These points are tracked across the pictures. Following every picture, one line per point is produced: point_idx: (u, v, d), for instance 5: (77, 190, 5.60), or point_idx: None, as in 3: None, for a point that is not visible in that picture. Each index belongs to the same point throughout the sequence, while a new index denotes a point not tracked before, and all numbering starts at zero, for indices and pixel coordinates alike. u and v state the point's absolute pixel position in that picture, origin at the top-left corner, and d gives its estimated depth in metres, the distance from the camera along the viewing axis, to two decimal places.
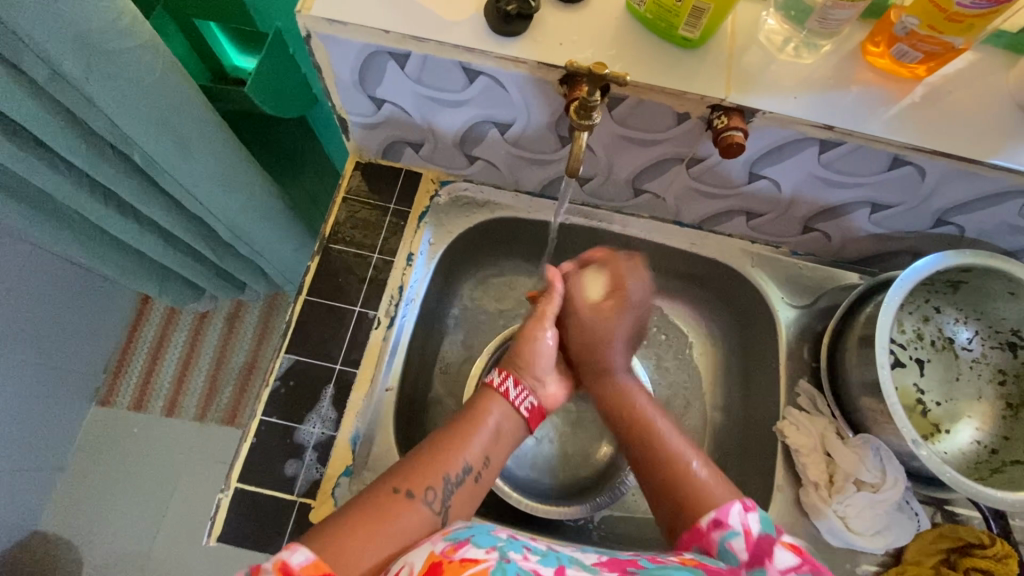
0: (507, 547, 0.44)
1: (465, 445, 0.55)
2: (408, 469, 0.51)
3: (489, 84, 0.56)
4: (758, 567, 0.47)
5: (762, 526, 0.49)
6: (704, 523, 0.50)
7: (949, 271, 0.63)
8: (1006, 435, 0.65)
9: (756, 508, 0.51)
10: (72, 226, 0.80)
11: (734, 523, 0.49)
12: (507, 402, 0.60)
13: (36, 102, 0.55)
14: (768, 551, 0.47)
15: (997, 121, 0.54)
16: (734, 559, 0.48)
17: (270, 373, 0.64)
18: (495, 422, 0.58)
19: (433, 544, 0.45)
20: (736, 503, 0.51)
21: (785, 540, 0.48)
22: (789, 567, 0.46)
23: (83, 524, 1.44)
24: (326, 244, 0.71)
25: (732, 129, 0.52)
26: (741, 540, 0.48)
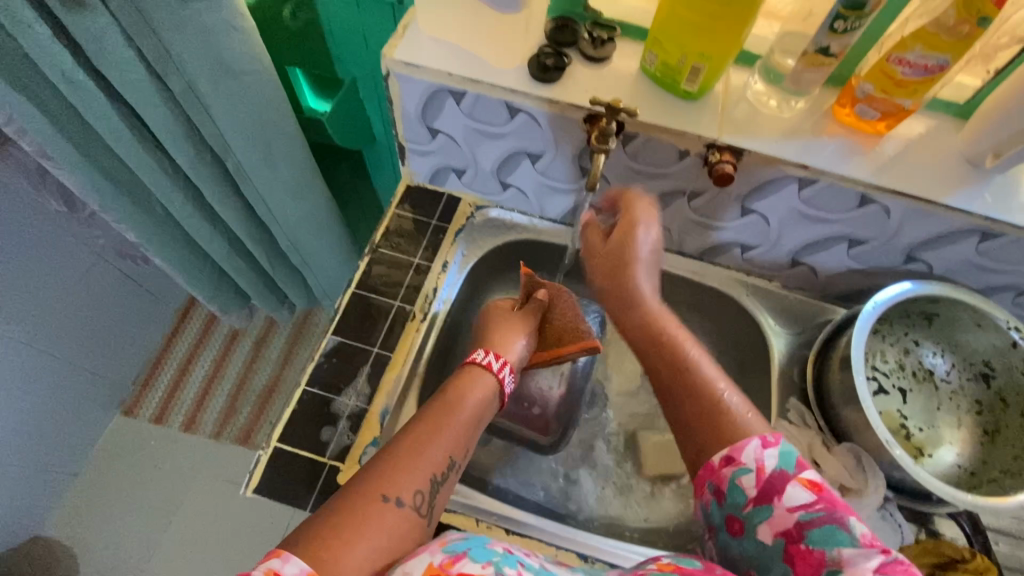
0: (502, 561, 0.45)
1: (447, 439, 0.55)
2: (390, 472, 0.51)
3: (526, 120, 0.69)
4: (766, 504, 0.50)
5: (777, 463, 0.50)
6: (716, 460, 0.53)
7: (920, 302, 0.71)
8: (984, 459, 0.70)
9: (777, 444, 0.52)
10: (158, 225, 0.93)
11: (747, 461, 0.51)
12: (493, 377, 0.63)
13: (167, 110, 0.68)
14: (779, 490, 0.49)
15: (948, 171, 0.65)
16: (742, 495, 0.51)
17: (317, 350, 0.73)
18: (479, 397, 0.60)
19: (431, 554, 0.45)
20: (755, 439, 0.52)
21: (801, 477, 0.49)
22: (799, 506, 0.48)
23: (88, 531, 1.45)
24: (375, 248, 0.82)
25: (724, 161, 0.64)
26: (751, 477, 0.50)
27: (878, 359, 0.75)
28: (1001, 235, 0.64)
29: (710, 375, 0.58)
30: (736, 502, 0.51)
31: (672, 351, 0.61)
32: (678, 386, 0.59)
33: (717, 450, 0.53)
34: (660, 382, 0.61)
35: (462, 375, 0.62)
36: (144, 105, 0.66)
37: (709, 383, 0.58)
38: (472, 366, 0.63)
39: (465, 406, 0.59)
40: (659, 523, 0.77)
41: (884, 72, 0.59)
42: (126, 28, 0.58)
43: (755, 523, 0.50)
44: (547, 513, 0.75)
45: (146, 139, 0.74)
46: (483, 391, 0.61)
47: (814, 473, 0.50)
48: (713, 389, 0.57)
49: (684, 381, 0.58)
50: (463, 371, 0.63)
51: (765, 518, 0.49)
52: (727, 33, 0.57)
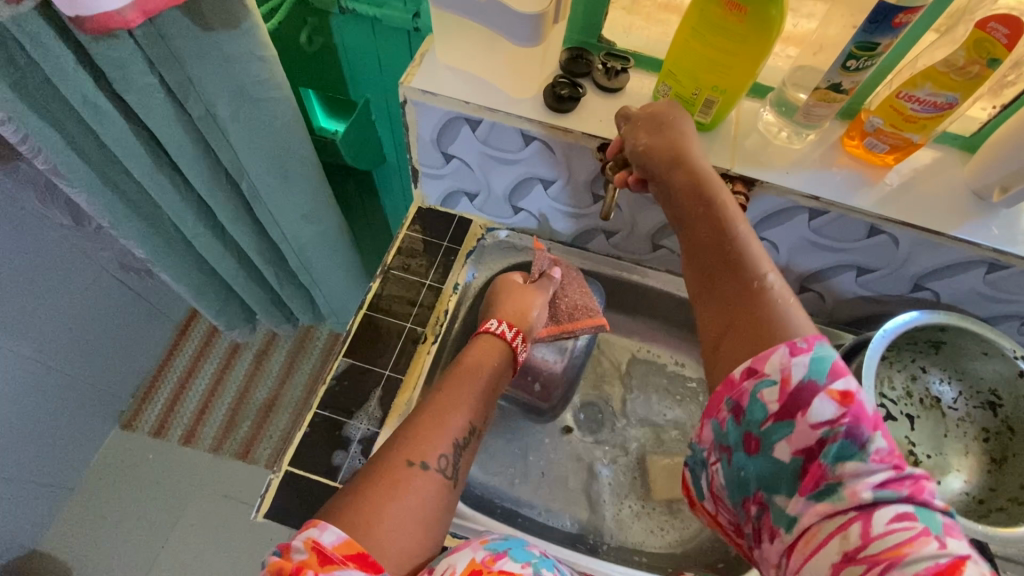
0: (541, 564, 0.45)
1: (466, 402, 0.58)
2: (414, 439, 0.53)
3: (540, 147, 0.70)
4: (789, 420, 0.42)
5: (808, 374, 0.42)
6: (737, 373, 0.45)
7: (929, 330, 0.72)
8: (992, 488, 0.71)
9: (809, 350, 0.43)
10: (169, 243, 0.93)
11: (771, 371, 0.43)
12: (504, 343, 0.66)
13: (185, 133, 0.69)
14: (804, 404, 0.42)
15: (955, 203, 0.66)
16: (762, 410, 0.44)
17: (329, 372, 0.74)
18: (490, 362, 0.63)
19: (473, 550, 0.45)
20: (782, 346, 0.44)
21: (830, 388, 0.42)
22: (823, 422, 0.41)
23: (83, 546, 1.43)
24: (386, 269, 0.82)
25: (736, 192, 0.65)
26: (775, 391, 0.43)
27: (885, 385, 0.76)
28: (1007, 266, 0.65)
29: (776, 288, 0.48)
30: (755, 418, 0.44)
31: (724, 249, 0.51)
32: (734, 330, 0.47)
33: (739, 362, 0.46)
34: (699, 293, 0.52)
35: (474, 346, 0.65)
36: (163, 129, 0.67)
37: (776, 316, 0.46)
38: (486, 335, 0.66)
39: (480, 373, 0.61)
40: (666, 547, 0.77)
41: (894, 106, 0.61)
42: (150, 56, 0.59)
43: (773, 440, 0.43)
44: (556, 537, 0.75)
45: (162, 160, 0.75)
46: (497, 357, 0.65)
47: (851, 382, 0.42)
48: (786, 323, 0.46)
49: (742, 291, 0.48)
50: (475, 342, 0.66)
51: (786, 434, 0.43)
52: (741, 68, 0.58)
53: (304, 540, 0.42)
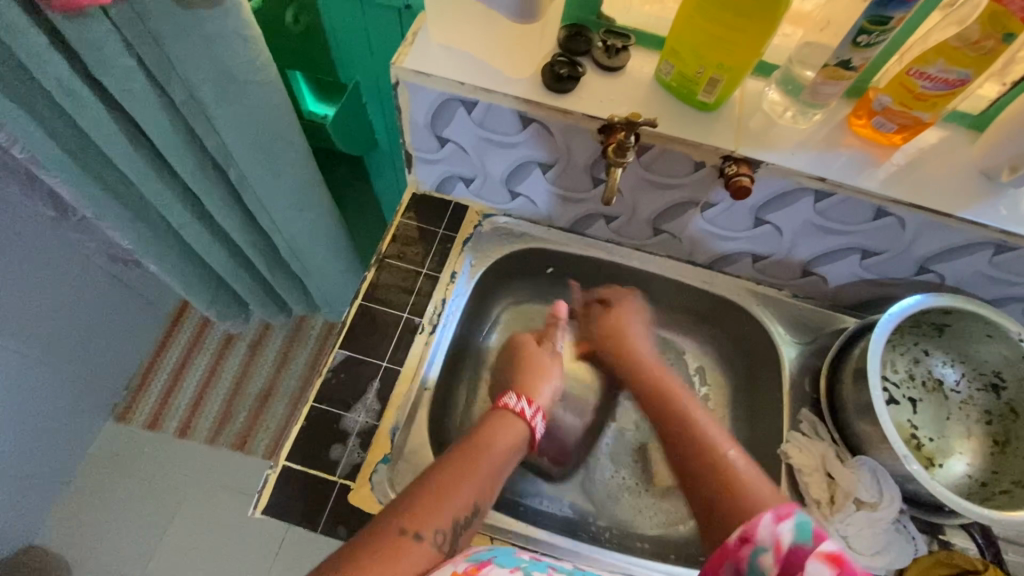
0: (530, 567, 0.49)
1: (472, 486, 0.57)
2: (415, 507, 0.53)
3: (539, 130, 0.68)
4: None
5: (796, 536, 0.44)
6: (733, 540, 0.47)
7: (933, 313, 0.71)
8: (995, 470, 0.70)
9: (791, 516, 0.45)
10: (156, 233, 0.90)
11: (761, 539, 0.45)
12: (522, 424, 0.66)
13: (167, 119, 0.66)
14: (801, 564, 0.42)
15: (963, 184, 0.65)
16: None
17: (324, 364, 0.72)
18: (506, 447, 0.63)
19: (457, 563, 0.48)
20: (766, 514, 0.46)
21: (820, 550, 0.42)
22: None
23: (82, 539, 1.42)
24: (381, 258, 0.80)
25: (741, 174, 0.63)
26: (771, 556, 0.44)
27: (888, 369, 0.76)
28: (1016, 248, 0.64)
29: (736, 459, 0.60)
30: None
31: (672, 409, 0.69)
32: (689, 441, 0.64)
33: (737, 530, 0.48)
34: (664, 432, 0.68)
35: (489, 420, 0.65)
36: (144, 115, 0.64)
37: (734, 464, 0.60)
38: (503, 411, 0.66)
39: (490, 453, 0.61)
40: (668, 530, 0.77)
41: (904, 84, 0.59)
42: (127, 35, 0.56)
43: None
44: (559, 526, 0.74)
45: (144, 147, 0.72)
46: (512, 433, 0.64)
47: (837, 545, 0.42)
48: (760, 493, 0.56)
49: (715, 464, 0.60)
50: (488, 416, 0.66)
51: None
52: (748, 44, 0.56)
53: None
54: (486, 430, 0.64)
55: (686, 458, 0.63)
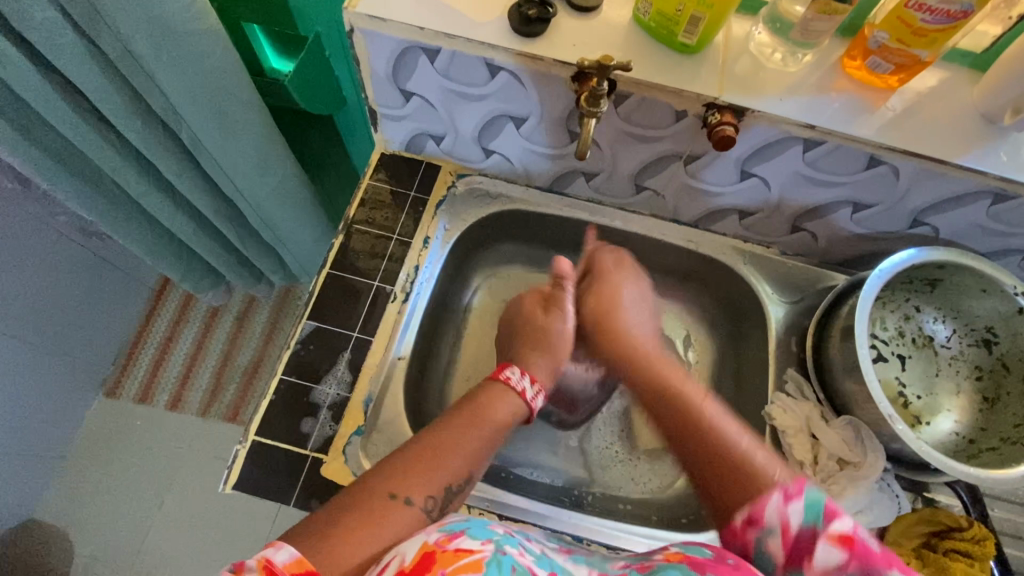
0: (503, 541, 0.43)
1: (467, 452, 0.53)
2: (405, 472, 0.49)
3: (508, 79, 0.63)
4: (797, 569, 0.45)
5: (803, 519, 0.46)
6: (738, 521, 0.49)
7: (926, 268, 0.68)
8: (983, 426, 0.69)
9: (800, 497, 0.47)
10: (114, 202, 0.85)
11: (771, 519, 0.47)
12: (521, 400, 0.60)
13: (104, 76, 0.61)
14: (808, 549, 0.45)
15: (963, 128, 0.60)
16: (769, 561, 0.46)
17: (292, 336, 0.69)
18: (504, 418, 0.58)
19: (427, 533, 0.42)
20: (775, 494, 0.48)
21: (830, 532, 0.45)
22: (830, 565, 0.44)
23: (70, 517, 1.37)
24: (349, 224, 0.77)
25: (725, 123, 0.58)
26: (778, 539, 0.46)
27: (876, 326, 0.74)
28: (1015, 197, 0.60)
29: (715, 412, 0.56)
30: (766, 564, 0.47)
31: (658, 381, 0.61)
32: (696, 436, 0.55)
33: (738, 506, 0.49)
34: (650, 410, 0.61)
35: (486, 389, 0.60)
36: (77, 72, 0.58)
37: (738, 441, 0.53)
38: (497, 385, 0.61)
39: (487, 422, 0.56)
40: (652, 493, 0.77)
41: (901, 18, 0.53)
42: None
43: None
44: (541, 493, 0.73)
45: (87, 110, 0.67)
46: (509, 412, 0.59)
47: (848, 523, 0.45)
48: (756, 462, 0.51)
49: (691, 419, 0.56)
50: (486, 387, 0.60)
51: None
52: None
53: (256, 557, 0.39)
54: (485, 396, 0.59)
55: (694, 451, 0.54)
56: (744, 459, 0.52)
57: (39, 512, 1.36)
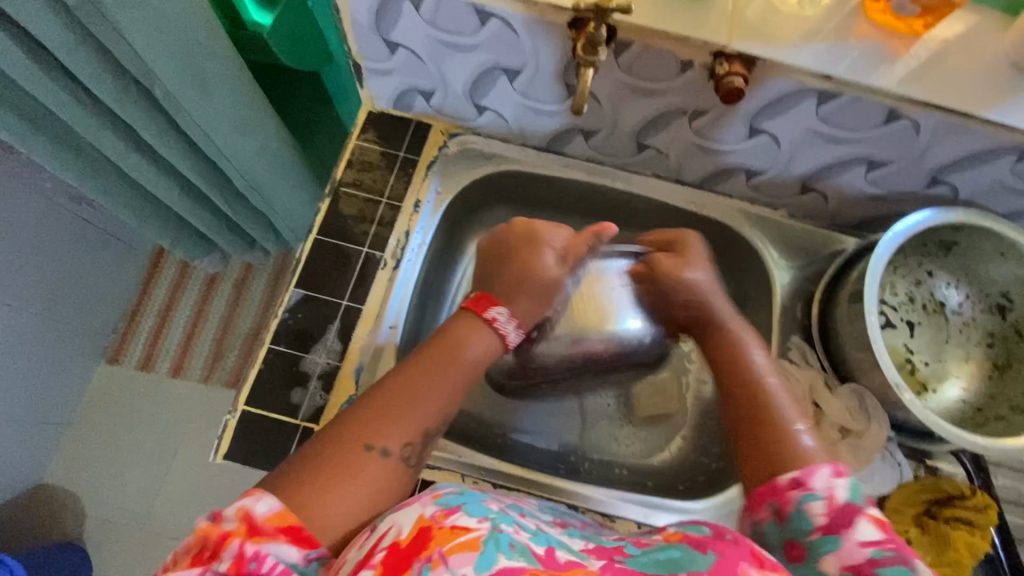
0: (499, 519, 0.41)
1: (442, 394, 0.52)
2: (380, 419, 0.48)
3: (500, 27, 0.58)
4: (835, 535, 0.42)
5: (851, 495, 0.43)
6: (783, 481, 0.46)
7: (942, 230, 0.65)
8: (991, 394, 0.67)
9: (849, 476, 0.45)
10: (93, 165, 0.82)
11: (817, 486, 0.44)
12: (494, 336, 0.57)
13: (66, 28, 0.56)
14: (850, 521, 0.42)
15: (993, 78, 0.56)
16: (808, 522, 0.43)
17: (281, 305, 0.67)
18: (478, 358, 0.55)
19: (423, 506, 0.41)
20: (825, 466, 0.45)
21: (871, 513, 0.42)
22: (870, 542, 0.41)
23: (81, 481, 1.39)
24: (337, 187, 0.73)
25: (733, 74, 0.54)
26: (823, 506, 0.43)
27: (886, 292, 0.71)
28: None
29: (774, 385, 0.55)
30: (801, 527, 0.43)
31: (734, 355, 0.58)
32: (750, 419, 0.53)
33: (784, 469, 0.47)
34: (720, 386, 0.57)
35: (459, 322, 0.57)
36: (36, 24, 0.54)
37: (782, 417, 0.52)
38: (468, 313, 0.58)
39: (462, 361, 0.54)
40: (650, 460, 0.76)
41: None
42: None
43: (820, 553, 0.42)
44: (537, 461, 0.73)
45: (53, 66, 0.62)
46: (483, 348, 0.56)
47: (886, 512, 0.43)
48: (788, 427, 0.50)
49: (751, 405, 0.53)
50: (460, 318, 0.58)
51: (833, 550, 0.41)
52: None
53: (236, 508, 0.40)
54: (457, 333, 0.56)
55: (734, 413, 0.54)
56: (779, 421, 0.51)
57: (49, 477, 1.38)
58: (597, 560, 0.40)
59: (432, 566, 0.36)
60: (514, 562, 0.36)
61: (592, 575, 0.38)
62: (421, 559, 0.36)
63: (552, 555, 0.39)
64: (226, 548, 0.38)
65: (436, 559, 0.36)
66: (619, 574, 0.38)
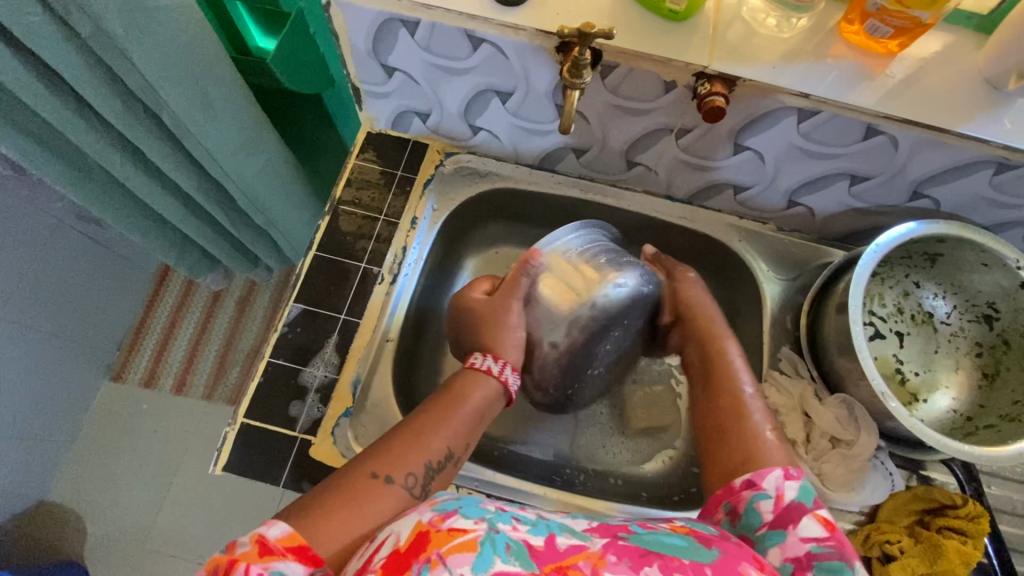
0: (496, 518, 0.41)
1: (446, 432, 0.53)
2: (387, 453, 0.50)
3: (491, 52, 0.60)
4: (781, 530, 0.49)
5: (798, 496, 0.50)
6: (738, 483, 0.53)
7: (925, 242, 0.66)
8: (981, 403, 0.68)
9: (799, 478, 0.51)
10: (103, 186, 0.85)
11: (767, 487, 0.51)
12: (497, 381, 0.60)
13: (79, 58, 0.59)
14: (794, 519, 0.49)
15: (967, 95, 0.58)
16: (758, 517, 0.50)
17: (280, 319, 0.69)
18: (479, 401, 0.57)
19: (421, 512, 0.42)
20: (778, 469, 0.52)
21: (818, 512, 0.49)
22: (812, 538, 0.47)
23: (83, 499, 1.40)
24: (336, 204, 0.75)
25: (714, 93, 0.56)
26: (770, 503, 0.50)
27: (874, 303, 0.72)
28: (1019, 165, 0.58)
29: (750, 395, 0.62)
30: (751, 523, 0.50)
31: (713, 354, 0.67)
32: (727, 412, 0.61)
33: (741, 474, 0.54)
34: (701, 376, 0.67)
35: (463, 371, 0.60)
36: (50, 53, 0.57)
37: (741, 408, 0.60)
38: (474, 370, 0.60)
39: (466, 403, 0.56)
40: (645, 471, 0.77)
41: None
42: None
43: (766, 545, 0.49)
44: (532, 472, 0.73)
45: (66, 92, 0.65)
46: (486, 391, 0.58)
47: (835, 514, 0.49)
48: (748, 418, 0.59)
49: (729, 396, 0.62)
50: (461, 374, 0.60)
51: (778, 543, 0.48)
52: None
53: (250, 533, 0.42)
54: (461, 378, 0.59)
55: (713, 408, 0.62)
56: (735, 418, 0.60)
57: (52, 495, 1.39)
58: (600, 539, 0.41)
59: (431, 567, 0.37)
60: (509, 566, 0.37)
61: (594, 558, 0.38)
62: (422, 559, 0.37)
63: (551, 546, 0.39)
64: (234, 573, 0.39)
65: (434, 560, 0.37)
66: (623, 552, 0.39)
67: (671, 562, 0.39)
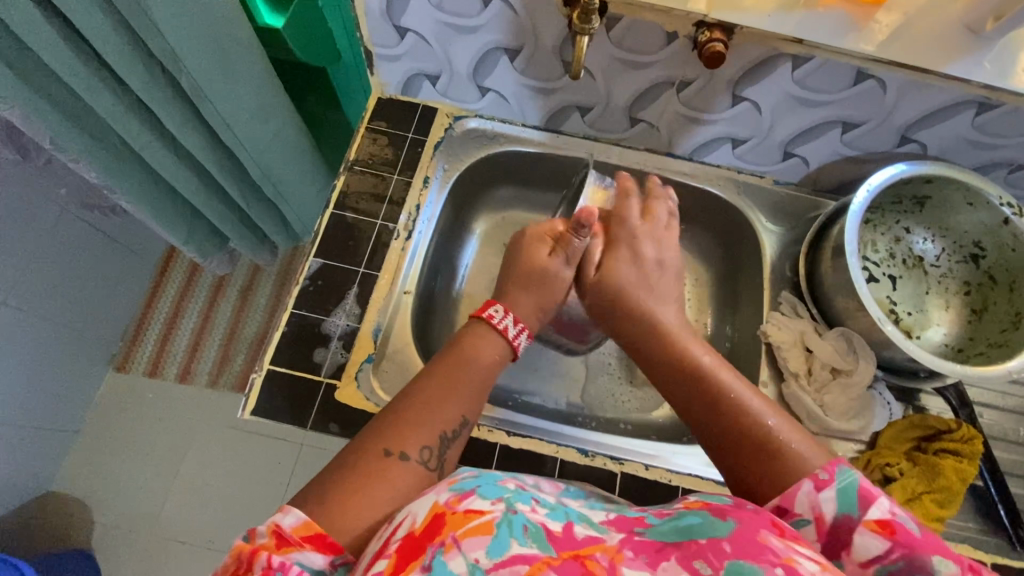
0: (515, 498, 0.38)
1: (456, 400, 0.53)
2: (398, 428, 0.49)
3: (501, 7, 0.64)
4: (835, 560, 0.41)
5: (839, 508, 0.41)
6: (768, 511, 0.44)
7: (914, 184, 0.70)
8: (971, 336, 0.72)
9: (833, 482, 0.42)
10: (118, 158, 0.86)
11: (802, 511, 0.42)
12: (503, 340, 0.60)
13: (104, 18, 0.61)
14: (845, 543, 0.40)
15: (950, 40, 0.62)
16: (806, 550, 0.42)
17: (301, 273, 0.71)
18: (489, 362, 0.57)
19: (437, 493, 0.39)
20: (806, 482, 0.43)
21: (868, 520, 0.40)
22: (871, 558, 0.39)
23: (89, 488, 1.39)
24: (350, 165, 0.78)
25: (715, 40, 0.59)
26: (812, 531, 0.41)
27: (868, 249, 0.75)
28: (998, 104, 0.62)
29: (711, 363, 0.56)
30: None
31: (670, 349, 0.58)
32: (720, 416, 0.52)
33: (767, 501, 0.45)
34: (664, 381, 0.57)
35: (468, 330, 0.59)
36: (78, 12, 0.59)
37: (753, 414, 0.50)
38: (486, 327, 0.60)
39: (474, 366, 0.56)
40: (655, 417, 0.80)
41: None
42: None
43: None
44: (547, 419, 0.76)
45: (89, 56, 0.67)
46: (493, 351, 0.58)
47: (884, 507, 0.40)
48: (757, 418, 0.50)
49: (699, 386, 0.54)
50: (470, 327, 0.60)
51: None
52: None
53: (266, 524, 0.40)
54: (467, 342, 0.58)
55: (707, 428, 0.52)
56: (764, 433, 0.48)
57: (57, 485, 1.39)
58: (617, 534, 0.38)
59: (445, 550, 0.34)
60: (526, 549, 0.34)
61: (611, 551, 0.36)
62: (434, 543, 0.35)
63: (568, 533, 0.37)
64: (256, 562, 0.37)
65: (449, 543, 0.34)
66: (640, 548, 0.36)
67: (690, 549, 0.35)
